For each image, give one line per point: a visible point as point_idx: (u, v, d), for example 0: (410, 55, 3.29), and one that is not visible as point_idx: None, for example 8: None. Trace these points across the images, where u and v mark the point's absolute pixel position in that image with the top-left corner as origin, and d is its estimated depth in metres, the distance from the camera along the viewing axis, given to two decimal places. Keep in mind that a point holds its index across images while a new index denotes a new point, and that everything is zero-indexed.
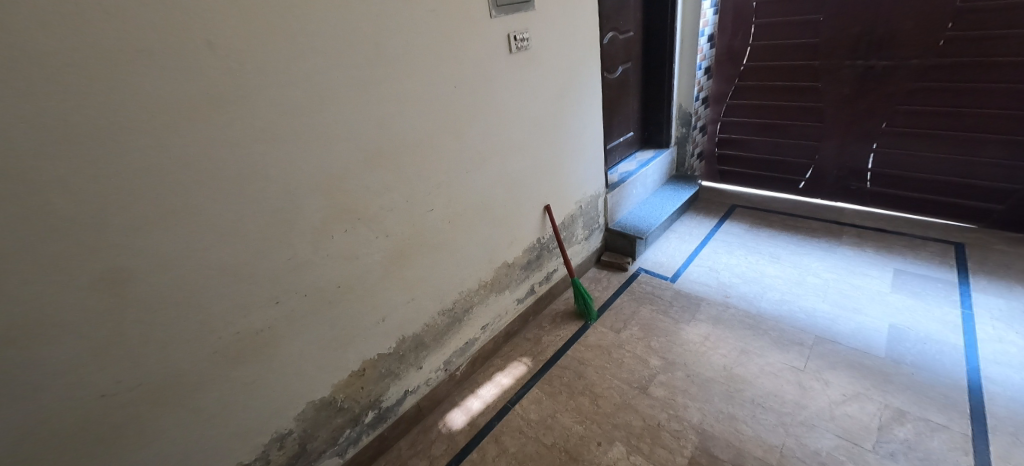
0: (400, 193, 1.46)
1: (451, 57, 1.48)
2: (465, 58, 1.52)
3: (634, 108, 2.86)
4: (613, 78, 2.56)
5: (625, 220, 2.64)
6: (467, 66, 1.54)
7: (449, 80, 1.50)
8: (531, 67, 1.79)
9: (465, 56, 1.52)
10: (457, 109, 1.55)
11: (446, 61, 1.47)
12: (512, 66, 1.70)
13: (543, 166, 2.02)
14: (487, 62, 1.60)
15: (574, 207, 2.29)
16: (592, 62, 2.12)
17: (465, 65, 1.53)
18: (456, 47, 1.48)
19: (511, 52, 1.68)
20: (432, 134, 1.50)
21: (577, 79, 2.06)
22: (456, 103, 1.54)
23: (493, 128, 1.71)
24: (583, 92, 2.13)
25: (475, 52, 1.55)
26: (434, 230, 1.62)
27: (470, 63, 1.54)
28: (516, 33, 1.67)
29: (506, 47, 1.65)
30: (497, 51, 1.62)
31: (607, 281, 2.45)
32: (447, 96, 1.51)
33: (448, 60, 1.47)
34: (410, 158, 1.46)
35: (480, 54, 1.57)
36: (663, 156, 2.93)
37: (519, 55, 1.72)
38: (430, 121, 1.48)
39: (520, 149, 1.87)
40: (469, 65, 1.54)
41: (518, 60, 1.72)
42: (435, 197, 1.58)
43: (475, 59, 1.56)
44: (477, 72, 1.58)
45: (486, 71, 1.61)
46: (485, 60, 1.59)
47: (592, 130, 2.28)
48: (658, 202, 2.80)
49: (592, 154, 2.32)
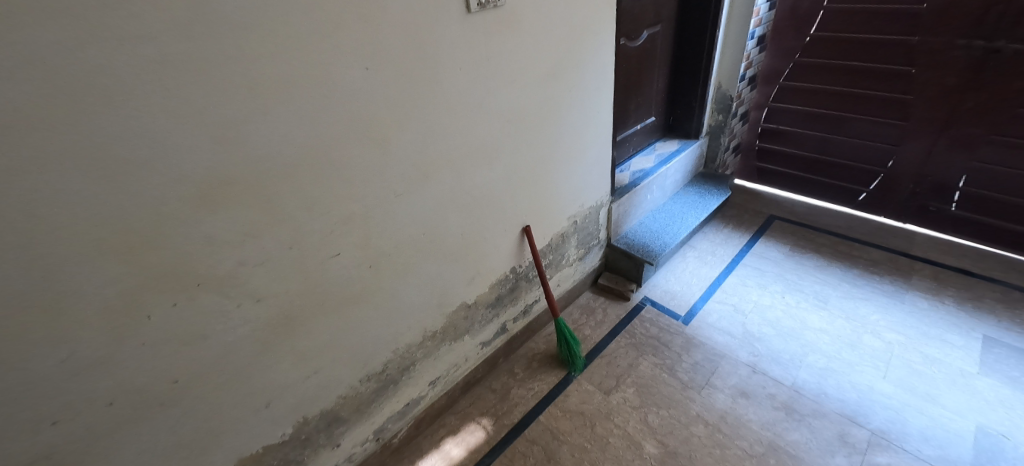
0: (276, 237, 0.95)
1: (356, 20, 0.89)
2: (384, 22, 0.93)
3: (659, 87, 2.22)
4: (634, 47, 1.92)
5: (633, 234, 2.09)
6: (388, 35, 0.95)
7: (355, 59, 0.92)
8: (506, 36, 1.18)
9: (385, 19, 0.93)
10: (374, 104, 0.98)
11: (348, 29, 0.88)
12: (474, 34, 1.10)
13: (523, 177, 1.46)
14: (427, 28, 1.00)
15: (567, 223, 1.74)
16: (603, 28, 1.48)
17: (385, 33, 0.94)
18: (367, 3, 0.89)
19: (471, 11, 1.06)
20: (330, 146, 0.95)
21: (579, 52, 1.43)
22: (371, 96, 0.97)
23: (441, 130, 1.14)
24: (588, 70, 1.51)
25: (403, 12, 0.95)
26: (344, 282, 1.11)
27: (394, 32, 0.95)
28: None
29: (462, 4, 1.04)
30: (445, 11, 1.02)
31: (601, 314, 1.95)
32: (354, 85, 0.94)
33: (351, 26, 0.89)
34: (291, 187, 0.93)
35: (414, 15, 0.97)
36: (689, 150, 2.32)
37: (487, 17, 1.11)
38: (324, 126, 0.93)
39: (487, 157, 1.30)
40: (392, 35, 0.95)
41: (484, 24, 1.11)
42: (344, 238, 1.06)
43: (404, 25, 0.96)
44: (409, 46, 0.99)
45: (425, 43, 1.01)
46: (423, 24, 0.99)
47: (597, 121, 1.67)
48: (678, 210, 2.22)
49: (596, 153, 1.73)
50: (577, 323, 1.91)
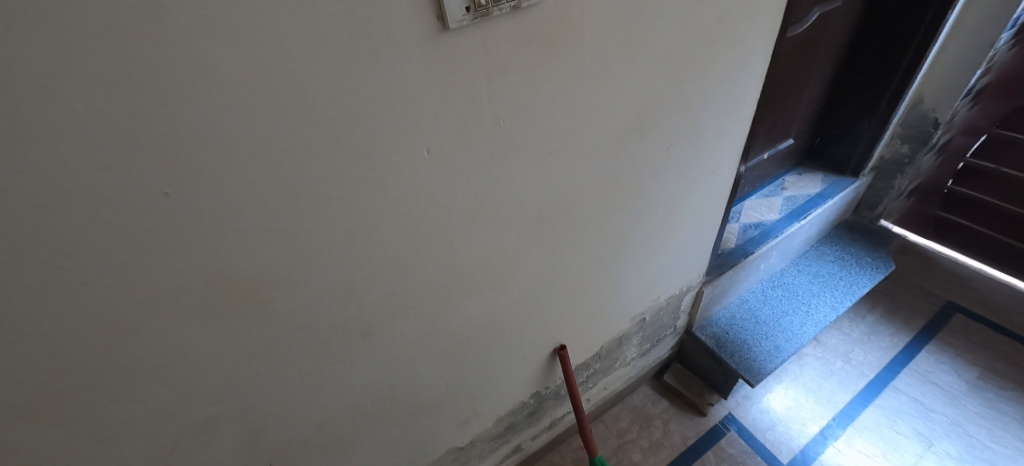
0: None
1: (107, 91, 0.33)
2: (207, 85, 0.36)
3: (813, 96, 1.41)
4: (793, 38, 1.14)
5: (729, 319, 1.42)
6: (222, 112, 0.38)
7: (137, 180, 0.37)
8: (549, 72, 0.54)
9: (208, 76, 0.35)
10: (219, 251, 0.45)
11: (88, 118, 0.33)
12: (466, 77, 0.49)
13: (564, 287, 0.87)
14: (338, 83, 0.42)
15: (629, 324, 1.14)
16: (763, 33, 0.76)
17: (214, 110, 0.37)
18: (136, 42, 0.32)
19: (453, 23, 0.44)
20: (124, 338, 0.45)
21: (704, 80, 0.74)
22: (206, 240, 0.43)
23: (395, 263, 0.59)
24: (716, 108, 0.80)
25: (260, 54, 0.37)
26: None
27: (240, 103, 0.38)
28: None
29: (434, 12, 0.43)
30: (386, 35, 0.41)
31: (660, 431, 1.37)
32: (146, 232, 0.40)
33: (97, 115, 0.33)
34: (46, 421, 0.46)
35: (292, 54, 0.38)
36: (839, 195, 1.53)
37: (503, 35, 0.48)
38: (92, 310, 0.42)
39: (495, 279, 0.73)
40: (234, 111, 0.38)
41: (496, 52, 0.49)
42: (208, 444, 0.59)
43: (272, 89, 0.39)
44: (291, 125, 0.41)
45: (336, 114, 0.43)
46: (324, 72, 0.40)
47: (715, 185, 0.97)
48: (806, 286, 1.49)
49: (698, 229, 1.05)
50: (623, 441, 1.37)
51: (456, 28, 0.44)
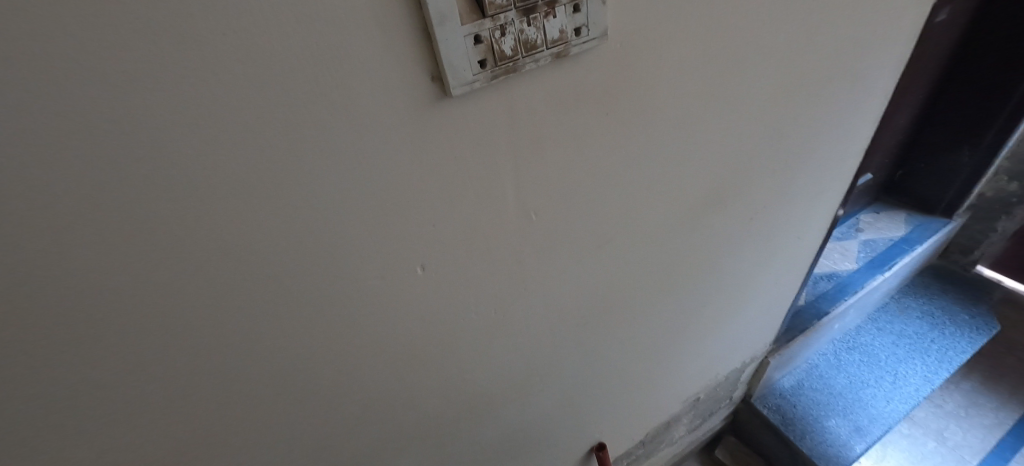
0: None
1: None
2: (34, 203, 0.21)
3: (899, 123, 1.19)
4: None
5: (796, 389, 1.20)
6: (72, 239, 0.23)
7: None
8: (605, 142, 0.37)
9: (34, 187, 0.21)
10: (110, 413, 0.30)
11: None
12: (479, 160, 0.32)
13: (607, 385, 0.68)
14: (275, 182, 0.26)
15: (681, 407, 0.94)
16: (888, 66, 0.56)
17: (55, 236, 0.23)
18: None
19: (461, 82, 0.27)
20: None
21: (807, 132, 0.55)
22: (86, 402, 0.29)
23: (384, 392, 0.43)
24: (815, 163, 0.61)
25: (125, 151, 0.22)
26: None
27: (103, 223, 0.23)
28: None
29: (428, 71, 0.27)
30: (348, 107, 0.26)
31: None
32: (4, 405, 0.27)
33: None
34: None
35: (186, 147, 0.23)
36: (929, 240, 1.29)
37: (537, 99, 0.31)
38: None
39: (520, 391, 0.56)
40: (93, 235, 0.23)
41: (528, 124, 0.32)
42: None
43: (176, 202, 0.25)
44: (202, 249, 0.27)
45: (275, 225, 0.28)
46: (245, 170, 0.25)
47: (801, 252, 0.76)
48: (889, 349, 1.25)
49: (773, 300, 0.84)
50: None
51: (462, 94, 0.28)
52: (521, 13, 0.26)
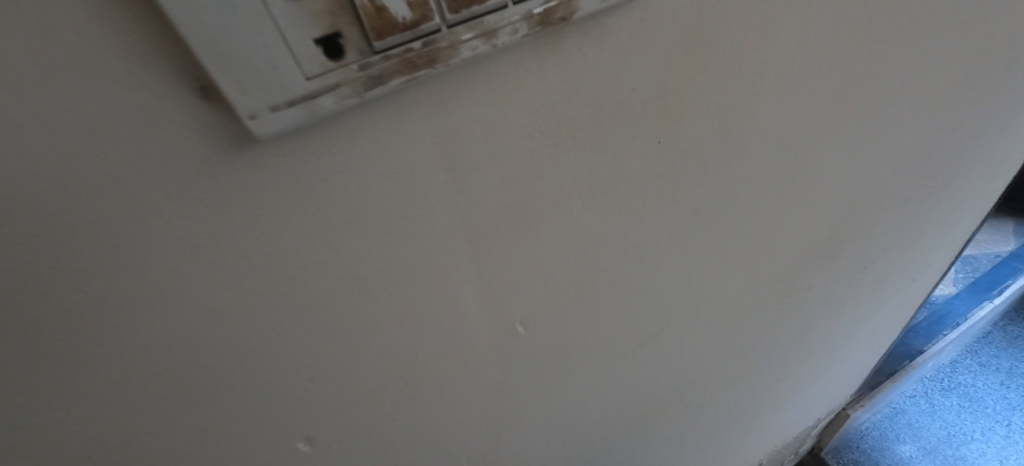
0: None
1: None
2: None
3: None
4: None
5: (878, 443, 0.98)
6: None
7: None
8: (652, 193, 0.19)
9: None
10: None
11: None
12: (385, 262, 0.15)
13: None
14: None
15: None
16: None
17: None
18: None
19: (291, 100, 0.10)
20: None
21: (967, 141, 0.34)
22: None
23: None
24: (964, 184, 0.40)
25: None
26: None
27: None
28: None
29: (161, 81, 0.09)
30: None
31: None
32: None
33: None
34: None
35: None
36: None
37: (506, 128, 0.14)
38: None
39: None
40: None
41: (488, 181, 0.15)
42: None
43: None
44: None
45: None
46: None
47: (912, 296, 0.56)
48: (997, 392, 1.01)
49: (866, 354, 0.63)
50: None
51: (287, 134, 0.11)
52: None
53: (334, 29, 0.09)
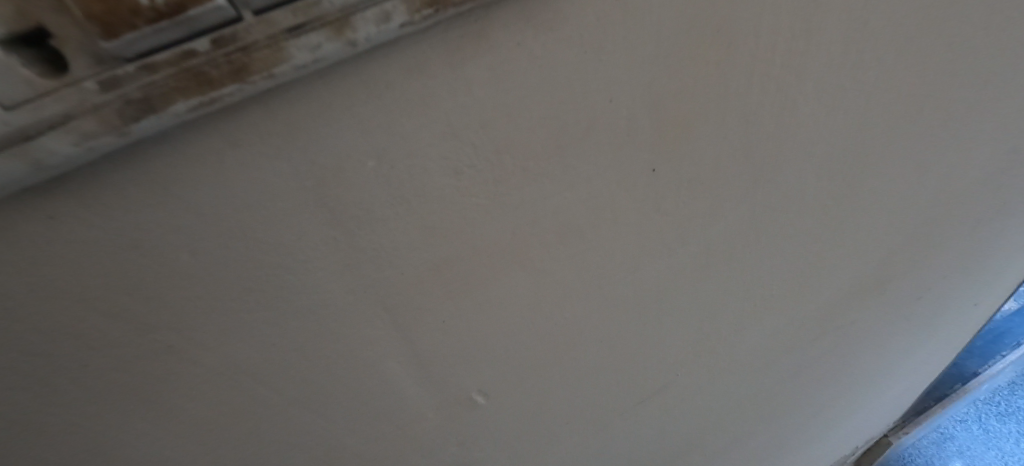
0: None
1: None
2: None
3: None
4: None
5: None
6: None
7: None
8: (648, 232, 0.15)
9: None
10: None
11: None
12: (264, 340, 0.11)
13: None
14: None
15: None
16: None
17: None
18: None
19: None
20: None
21: None
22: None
23: None
24: None
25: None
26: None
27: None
28: None
29: None
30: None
31: None
32: None
33: None
34: None
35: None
36: None
37: (415, 163, 0.09)
38: None
39: None
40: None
41: (401, 233, 0.10)
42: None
43: None
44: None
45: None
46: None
47: (972, 321, 0.48)
48: None
49: (914, 382, 0.56)
50: None
51: (20, 192, 0.06)
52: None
53: (28, 20, 0.05)
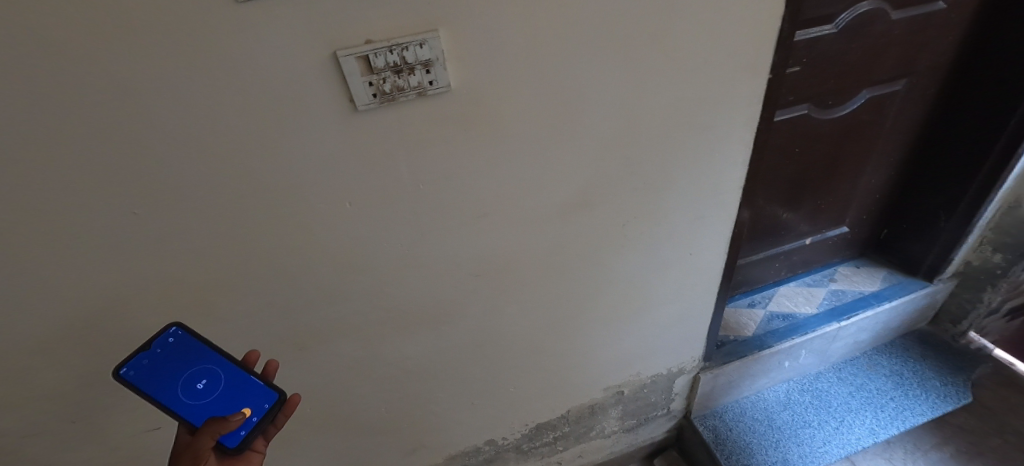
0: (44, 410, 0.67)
1: (71, 125, 0.44)
2: (150, 128, 0.47)
3: (874, 183, 1.27)
4: (831, 121, 1.08)
5: (737, 415, 1.29)
6: (162, 152, 0.49)
7: (123, 208, 0.52)
8: (469, 149, 0.59)
9: (153, 123, 0.47)
10: (164, 254, 0.57)
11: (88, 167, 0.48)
12: (378, 148, 0.56)
13: (516, 341, 0.86)
14: (259, 140, 0.51)
15: (603, 394, 1.10)
16: (743, 123, 0.72)
17: (153, 147, 0.48)
18: (96, 93, 0.44)
19: (363, 104, 0.51)
20: (91, 305, 0.59)
21: (666, 166, 0.72)
22: (153, 243, 0.56)
23: (331, 290, 0.68)
24: (686, 192, 0.77)
25: (193, 112, 0.47)
26: (145, 347, 0.56)
27: (176, 145, 0.49)
28: (381, 51, 0.48)
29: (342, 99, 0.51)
30: (298, 109, 0.50)
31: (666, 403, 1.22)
32: (132, 244, 0.55)
33: (94, 165, 0.48)
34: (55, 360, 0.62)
35: (216, 114, 0.48)
36: (903, 300, 1.32)
37: (414, 117, 0.54)
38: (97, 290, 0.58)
39: (434, 321, 0.77)
40: (171, 150, 0.49)
41: (408, 131, 0.55)
42: (267, 442, 0.62)
43: (219, 155, 0.51)
44: (219, 168, 0.52)
45: (257, 165, 0.53)
46: (242, 131, 0.50)
47: (700, 269, 0.91)
48: (842, 397, 1.30)
49: (684, 310, 0.98)
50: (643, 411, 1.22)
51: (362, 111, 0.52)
52: (392, 70, 0.50)
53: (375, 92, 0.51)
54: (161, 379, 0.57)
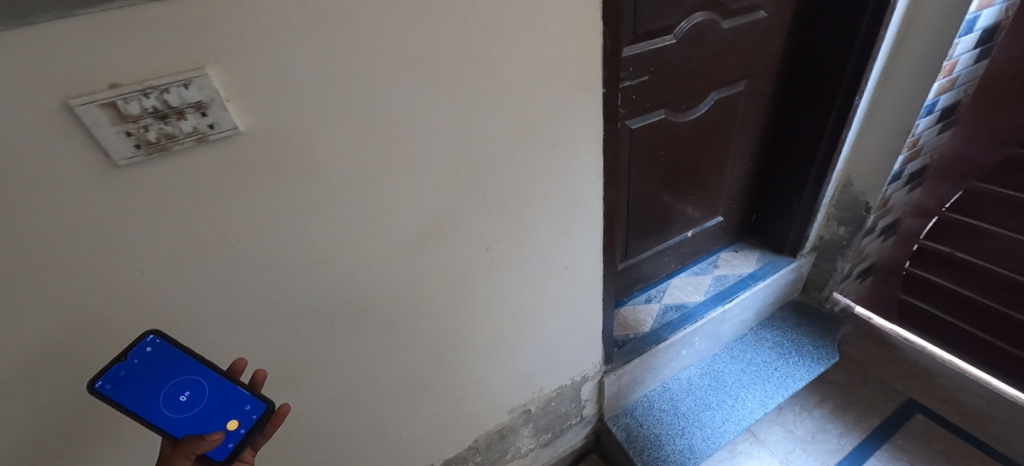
0: None
1: None
2: None
3: (736, 174, 1.39)
4: (687, 123, 1.15)
5: (646, 409, 1.33)
6: None
7: None
8: (280, 194, 0.53)
9: None
10: None
11: None
12: (161, 207, 0.47)
13: (397, 381, 0.81)
14: None
15: (509, 416, 1.07)
16: (587, 137, 0.73)
17: None
18: None
19: (123, 159, 0.43)
20: None
21: (518, 185, 0.71)
22: None
23: None
24: (546, 209, 0.77)
25: None
26: (120, 359, 0.47)
27: None
28: (135, 95, 0.41)
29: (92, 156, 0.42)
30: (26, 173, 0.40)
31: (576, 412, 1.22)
32: None
33: None
34: None
35: None
36: (774, 277, 1.46)
37: (199, 168, 0.47)
38: None
39: (290, 379, 0.69)
40: None
41: (195, 184, 0.48)
42: (255, 451, 0.56)
43: None
44: None
45: None
46: None
47: (578, 279, 0.92)
48: (735, 374, 1.40)
49: (572, 321, 0.98)
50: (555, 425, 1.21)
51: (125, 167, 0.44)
52: (154, 116, 0.43)
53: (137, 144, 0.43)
54: (141, 390, 0.49)
